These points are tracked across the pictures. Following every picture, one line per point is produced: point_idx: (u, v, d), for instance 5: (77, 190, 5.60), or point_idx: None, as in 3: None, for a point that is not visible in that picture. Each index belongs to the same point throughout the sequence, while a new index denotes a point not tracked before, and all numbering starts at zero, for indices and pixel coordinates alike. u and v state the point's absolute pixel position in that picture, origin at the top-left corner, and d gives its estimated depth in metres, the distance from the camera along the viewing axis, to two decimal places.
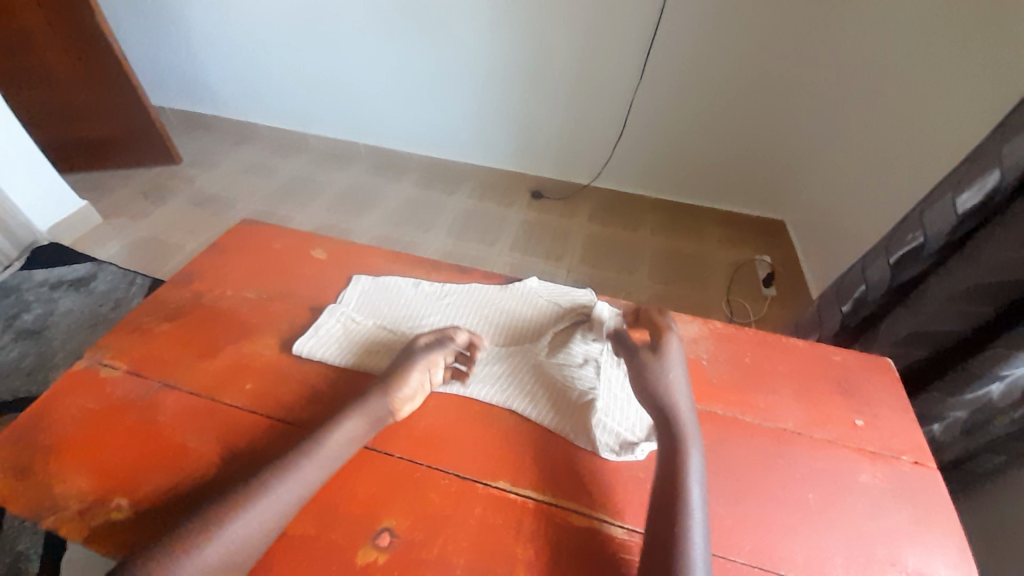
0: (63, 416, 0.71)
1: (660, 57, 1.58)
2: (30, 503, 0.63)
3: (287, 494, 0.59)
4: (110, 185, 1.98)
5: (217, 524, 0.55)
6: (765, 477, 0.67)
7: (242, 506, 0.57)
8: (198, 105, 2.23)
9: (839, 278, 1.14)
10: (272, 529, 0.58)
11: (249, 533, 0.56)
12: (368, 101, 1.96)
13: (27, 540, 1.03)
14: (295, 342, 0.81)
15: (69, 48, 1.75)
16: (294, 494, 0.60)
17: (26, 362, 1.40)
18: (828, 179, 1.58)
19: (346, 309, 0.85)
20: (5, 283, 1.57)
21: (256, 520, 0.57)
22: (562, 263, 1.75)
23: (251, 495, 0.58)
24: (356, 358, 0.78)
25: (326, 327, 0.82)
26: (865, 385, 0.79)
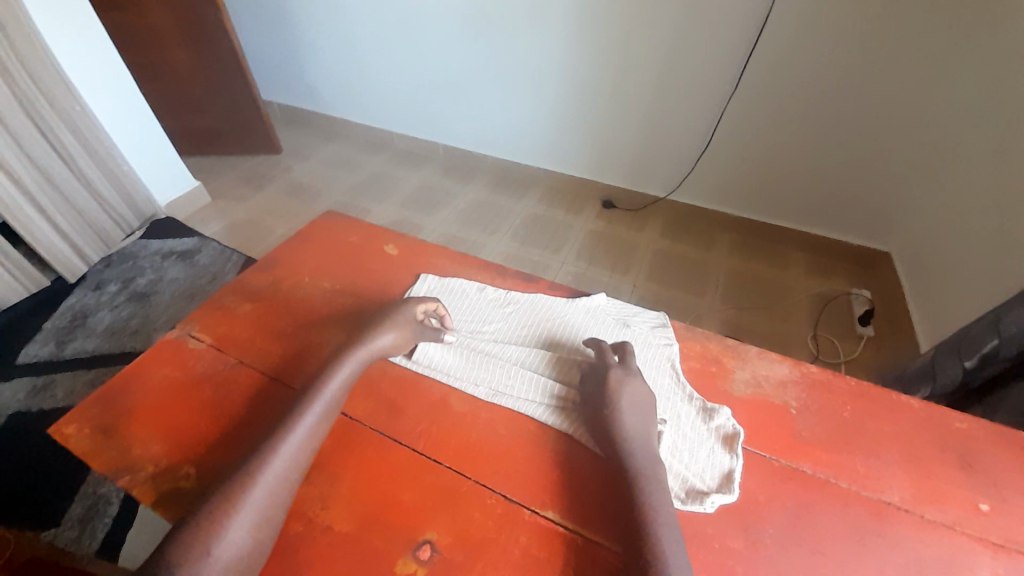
0: (151, 381, 0.77)
1: (758, 65, 1.45)
2: (112, 461, 0.68)
3: (296, 447, 0.62)
4: (217, 169, 2.18)
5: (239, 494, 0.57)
6: (856, 557, 0.58)
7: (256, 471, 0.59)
8: (298, 101, 2.40)
9: (963, 328, 0.97)
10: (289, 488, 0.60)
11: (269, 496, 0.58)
12: (449, 102, 2.01)
13: (107, 486, 1.17)
14: None
15: (194, 45, 1.95)
16: (302, 448, 0.62)
17: (133, 321, 1.57)
18: (949, 211, 1.37)
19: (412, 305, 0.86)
20: (126, 250, 1.78)
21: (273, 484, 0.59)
22: (628, 277, 1.67)
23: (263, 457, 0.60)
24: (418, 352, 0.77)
25: None
26: (994, 462, 0.66)
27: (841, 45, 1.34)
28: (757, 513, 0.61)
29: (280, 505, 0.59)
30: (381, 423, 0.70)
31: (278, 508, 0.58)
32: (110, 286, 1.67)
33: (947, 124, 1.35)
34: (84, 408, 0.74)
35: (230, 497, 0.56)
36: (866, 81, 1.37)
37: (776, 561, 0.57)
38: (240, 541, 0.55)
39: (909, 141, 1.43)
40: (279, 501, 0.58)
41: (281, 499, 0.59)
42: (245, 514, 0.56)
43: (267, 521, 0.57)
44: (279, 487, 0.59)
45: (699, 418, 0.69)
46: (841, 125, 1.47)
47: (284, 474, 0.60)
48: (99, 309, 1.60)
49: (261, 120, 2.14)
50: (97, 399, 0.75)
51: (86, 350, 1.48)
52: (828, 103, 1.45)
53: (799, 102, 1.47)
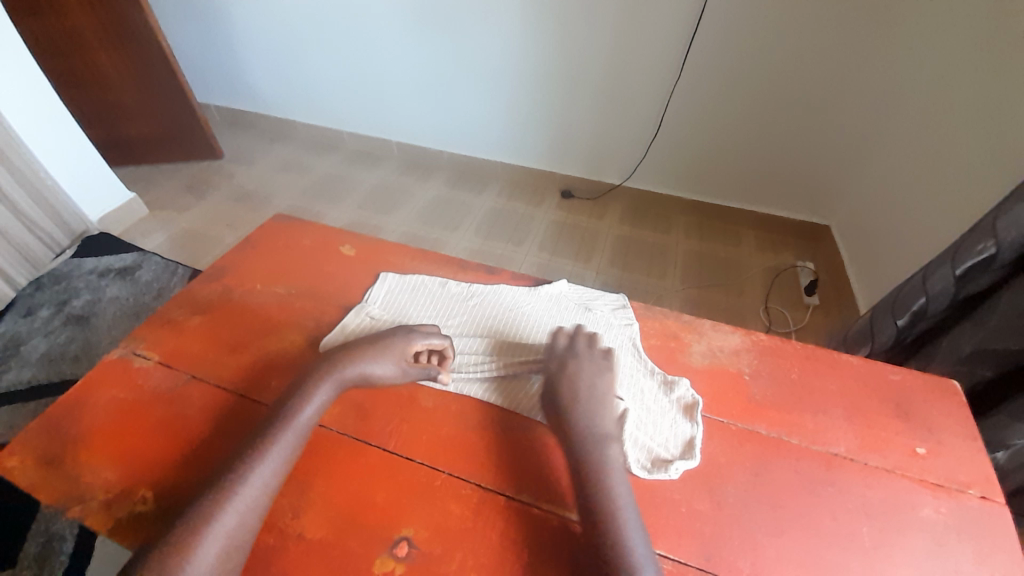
0: (96, 404, 0.72)
1: (700, 51, 1.50)
2: (60, 493, 0.64)
3: (267, 475, 0.59)
4: (156, 179, 2.06)
5: (205, 519, 0.54)
6: (812, 507, 0.62)
7: (226, 497, 0.56)
8: (240, 103, 2.29)
9: (895, 289, 1.04)
10: (262, 506, 0.57)
11: (241, 518, 0.55)
12: (399, 98, 1.97)
13: (61, 522, 1.09)
14: (322, 339, 0.80)
15: (117, 45, 1.82)
16: (278, 467, 0.60)
17: (73, 346, 1.47)
18: (880, 183, 1.47)
19: (372, 314, 0.83)
20: (57, 270, 1.65)
21: (244, 506, 0.56)
22: (591, 264, 1.71)
23: (234, 482, 0.57)
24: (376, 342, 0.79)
25: (352, 326, 0.81)
26: (927, 408, 0.72)
27: (776, 27, 1.40)
28: (722, 477, 0.64)
29: (257, 522, 0.57)
30: (350, 426, 0.69)
31: (251, 525, 0.56)
32: (42, 311, 1.55)
33: (873, 101, 1.45)
34: (24, 439, 0.69)
35: (195, 527, 0.53)
36: (799, 63, 1.45)
37: (741, 519, 0.60)
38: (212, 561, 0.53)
39: (839, 119, 1.52)
40: (252, 518, 0.56)
41: (255, 515, 0.56)
42: (218, 532, 0.54)
43: (242, 538, 0.55)
44: (256, 503, 0.57)
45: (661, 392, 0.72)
46: (780, 105, 1.55)
47: (263, 489, 0.58)
48: (32, 336, 1.48)
49: (200, 125, 2.03)
50: (38, 428, 0.70)
51: (22, 381, 1.37)
52: (767, 85, 1.52)
53: (738, 85, 1.54)
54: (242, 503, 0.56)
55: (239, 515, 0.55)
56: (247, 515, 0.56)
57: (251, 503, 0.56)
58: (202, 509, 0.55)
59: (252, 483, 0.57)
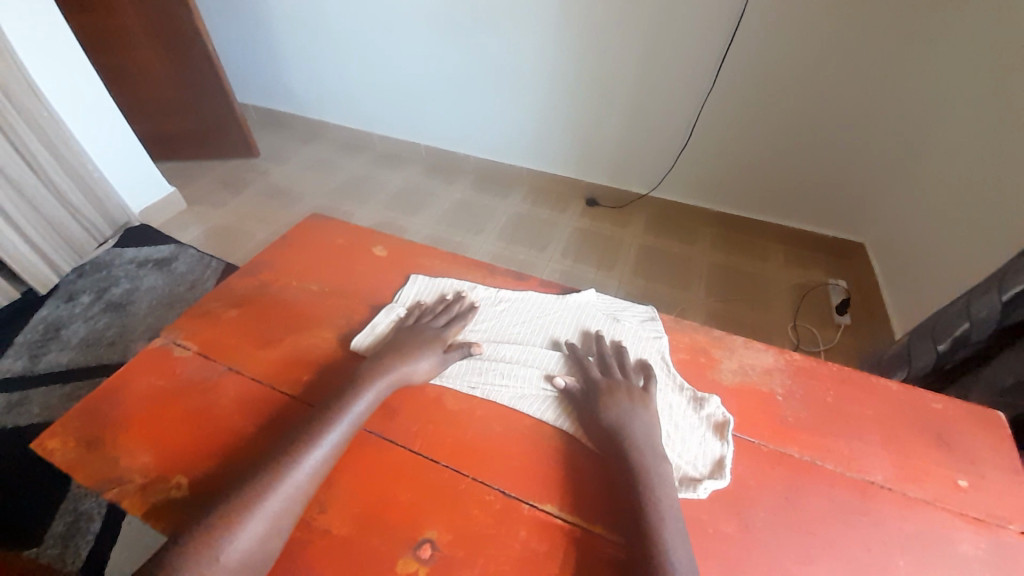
0: (136, 391, 0.75)
1: (735, 62, 1.48)
2: (99, 475, 0.66)
3: (311, 464, 0.61)
4: (194, 174, 2.14)
5: (252, 502, 0.57)
6: (842, 535, 0.60)
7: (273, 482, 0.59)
8: (276, 104, 2.36)
9: (936, 313, 1.02)
10: (303, 493, 0.60)
11: (285, 503, 0.58)
12: (429, 102, 2.00)
13: (89, 502, 1.14)
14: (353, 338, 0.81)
15: (165, 45, 1.90)
16: (326, 456, 0.63)
17: (109, 332, 1.53)
18: (920, 201, 1.42)
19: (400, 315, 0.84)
20: (99, 259, 1.73)
21: (288, 491, 0.59)
22: (613, 274, 1.70)
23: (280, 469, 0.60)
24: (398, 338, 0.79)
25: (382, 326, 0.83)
26: (969, 439, 0.69)
27: (815, 40, 1.37)
28: (749, 498, 0.63)
29: (297, 511, 0.59)
30: (377, 425, 0.70)
31: (293, 509, 0.59)
32: (83, 297, 1.62)
33: (916, 118, 1.40)
34: (65, 421, 0.72)
35: (242, 506, 0.57)
36: (839, 76, 1.41)
37: (768, 543, 0.59)
38: (252, 540, 0.56)
39: (878, 135, 1.48)
40: (295, 503, 0.59)
41: (296, 502, 0.59)
42: (262, 517, 0.57)
43: (282, 526, 0.58)
44: (302, 489, 0.60)
45: (691, 408, 0.71)
46: (817, 119, 1.51)
47: (303, 480, 0.60)
48: (72, 320, 1.55)
49: (237, 124, 2.11)
50: (80, 411, 0.73)
51: (61, 363, 1.44)
52: (802, 99, 1.49)
53: (775, 97, 1.51)
54: (289, 488, 0.59)
55: (279, 501, 0.58)
56: (288, 503, 0.59)
57: (295, 489, 0.59)
58: (244, 495, 0.58)
59: (303, 469, 0.61)
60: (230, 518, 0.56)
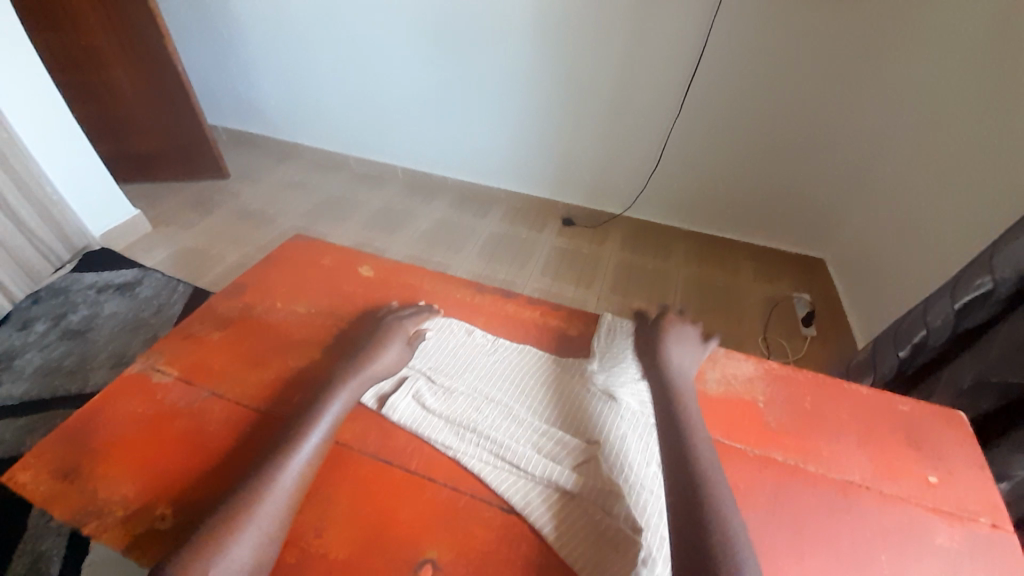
0: (114, 418, 0.72)
1: (701, 89, 1.58)
2: (75, 508, 0.62)
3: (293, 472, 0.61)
4: (161, 195, 2.07)
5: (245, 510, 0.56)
6: (830, 533, 0.63)
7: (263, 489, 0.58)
8: (249, 125, 2.34)
9: (898, 321, 1.09)
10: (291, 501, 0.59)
11: (275, 510, 0.58)
12: (406, 124, 2.02)
13: (47, 542, 1.06)
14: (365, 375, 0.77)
15: (135, 65, 1.87)
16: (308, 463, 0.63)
17: (68, 361, 1.45)
18: (873, 217, 1.53)
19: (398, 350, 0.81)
20: (57, 284, 1.64)
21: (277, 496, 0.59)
22: (592, 290, 1.73)
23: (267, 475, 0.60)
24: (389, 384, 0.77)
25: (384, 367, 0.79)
26: (935, 437, 0.74)
27: (773, 70, 1.49)
28: (741, 502, 0.65)
29: (286, 523, 0.58)
30: (373, 445, 0.69)
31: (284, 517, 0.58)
32: (39, 324, 1.53)
33: (864, 141, 1.53)
34: (39, 451, 0.68)
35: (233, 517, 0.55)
36: (796, 103, 1.53)
37: (764, 543, 0.61)
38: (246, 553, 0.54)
39: (831, 156, 1.60)
40: (284, 510, 0.58)
41: (285, 509, 0.59)
42: (257, 524, 0.56)
43: (274, 536, 0.56)
44: (288, 497, 0.59)
45: None
46: (778, 142, 1.62)
47: (288, 492, 0.60)
48: (26, 349, 1.46)
49: (208, 145, 2.07)
50: (53, 441, 0.69)
51: (14, 395, 1.35)
52: (764, 123, 1.59)
53: (739, 121, 1.61)
54: (275, 497, 0.58)
55: (267, 512, 0.57)
56: (278, 512, 0.58)
57: (281, 497, 0.59)
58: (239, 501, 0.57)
59: (287, 475, 0.60)
60: (214, 532, 0.54)
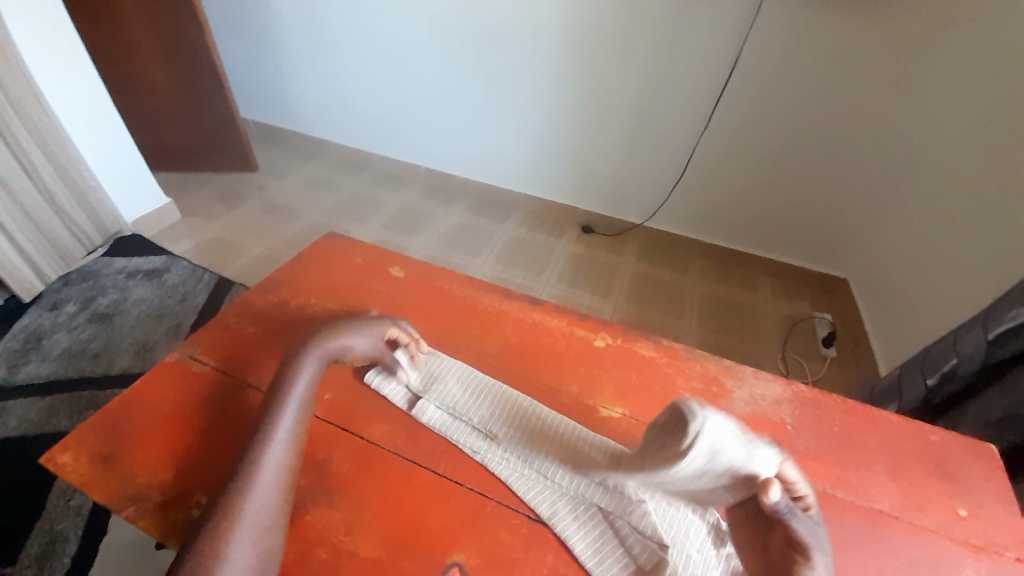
0: (152, 406, 0.74)
1: (731, 104, 1.57)
2: (116, 492, 0.65)
3: (273, 462, 0.62)
4: (191, 185, 2.13)
5: (234, 508, 0.57)
6: (856, 562, 0.62)
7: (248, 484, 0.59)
8: (278, 121, 2.38)
9: (925, 349, 1.07)
10: (283, 493, 0.61)
11: (265, 505, 0.59)
12: (431, 126, 2.05)
13: (67, 522, 1.09)
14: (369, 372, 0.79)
15: (173, 58, 1.92)
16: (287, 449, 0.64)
17: (95, 344, 1.49)
18: (902, 240, 1.51)
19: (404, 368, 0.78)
20: (88, 268, 1.70)
21: (268, 492, 0.60)
22: (609, 299, 1.74)
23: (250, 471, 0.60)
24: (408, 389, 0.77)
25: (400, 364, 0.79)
26: (967, 470, 0.72)
27: (804, 89, 1.48)
28: None
29: (281, 518, 0.60)
30: (403, 446, 0.70)
31: (278, 512, 0.59)
32: (69, 306, 1.58)
33: (895, 163, 1.50)
34: (80, 434, 0.70)
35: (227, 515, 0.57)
36: (826, 122, 1.52)
37: None
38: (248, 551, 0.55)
39: (861, 177, 1.58)
40: (278, 506, 0.60)
41: (274, 506, 0.59)
42: (249, 523, 0.57)
43: (272, 531, 0.58)
44: (277, 490, 0.61)
45: (711, 541, 0.61)
46: (805, 160, 1.61)
47: (274, 487, 0.60)
48: (55, 331, 1.51)
49: (239, 139, 2.12)
50: (94, 426, 0.71)
51: (42, 375, 1.39)
52: (793, 142, 1.59)
53: (767, 137, 1.60)
54: (262, 493, 0.59)
55: (255, 512, 0.58)
56: (267, 509, 0.59)
57: (270, 492, 0.60)
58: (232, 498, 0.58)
59: (267, 467, 0.61)
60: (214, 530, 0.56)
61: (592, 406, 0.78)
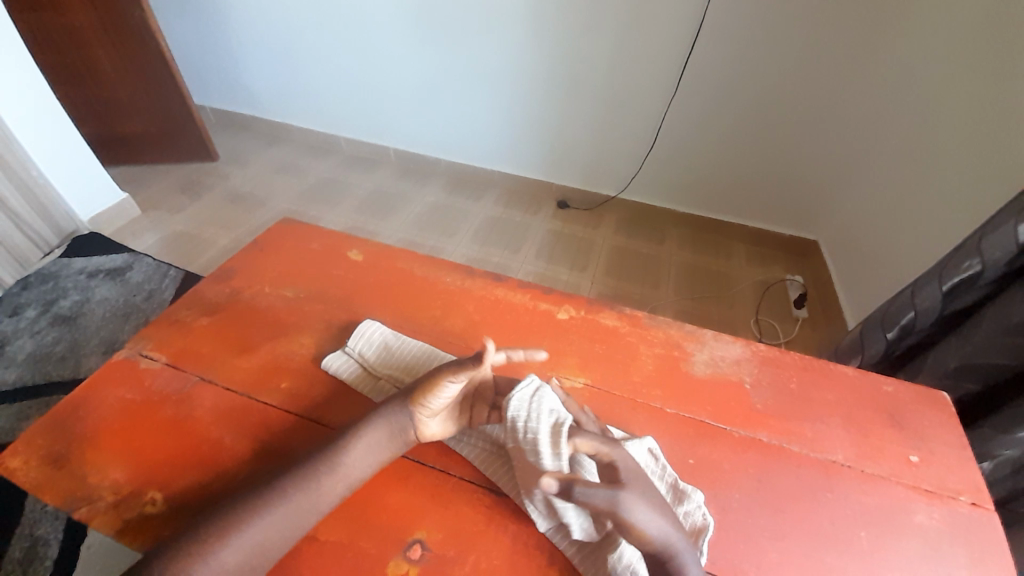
0: (101, 405, 0.71)
1: (696, 68, 1.55)
2: (67, 493, 0.63)
3: (326, 489, 0.58)
4: (149, 179, 2.04)
5: (245, 521, 0.54)
6: (812, 513, 0.64)
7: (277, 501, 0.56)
8: (237, 106, 2.28)
9: (884, 304, 1.08)
10: (310, 518, 0.57)
11: (285, 525, 0.55)
12: (397, 105, 1.98)
13: (46, 526, 1.07)
14: (325, 356, 0.78)
15: (114, 44, 1.81)
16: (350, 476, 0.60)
17: (59, 348, 1.44)
18: (867, 199, 1.52)
19: (361, 354, 0.77)
20: (45, 269, 1.62)
21: (295, 511, 0.56)
22: (586, 273, 1.73)
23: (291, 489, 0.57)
24: (362, 374, 0.76)
25: (360, 348, 0.78)
26: (920, 418, 0.74)
27: (767, 50, 1.46)
28: (725, 482, 0.66)
29: (288, 541, 0.56)
30: None
31: (293, 532, 0.56)
32: (29, 310, 1.52)
33: (860, 121, 1.50)
34: (27, 438, 0.68)
35: (231, 528, 0.53)
36: (791, 83, 1.50)
37: (743, 524, 0.63)
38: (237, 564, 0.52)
39: (827, 137, 1.58)
40: (295, 527, 0.56)
41: (291, 532, 0.56)
42: (256, 535, 0.54)
43: (273, 549, 0.55)
44: (307, 513, 0.57)
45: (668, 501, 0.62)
46: (772, 123, 1.60)
47: (298, 515, 0.56)
48: (19, 335, 1.46)
49: (196, 126, 2.02)
50: (41, 427, 0.69)
51: (7, 381, 1.35)
52: (760, 105, 1.57)
53: (733, 102, 1.59)
54: (288, 511, 0.56)
55: (272, 529, 0.54)
56: (282, 528, 0.55)
57: (295, 513, 0.56)
58: (241, 508, 0.55)
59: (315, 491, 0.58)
60: (185, 562, 0.50)
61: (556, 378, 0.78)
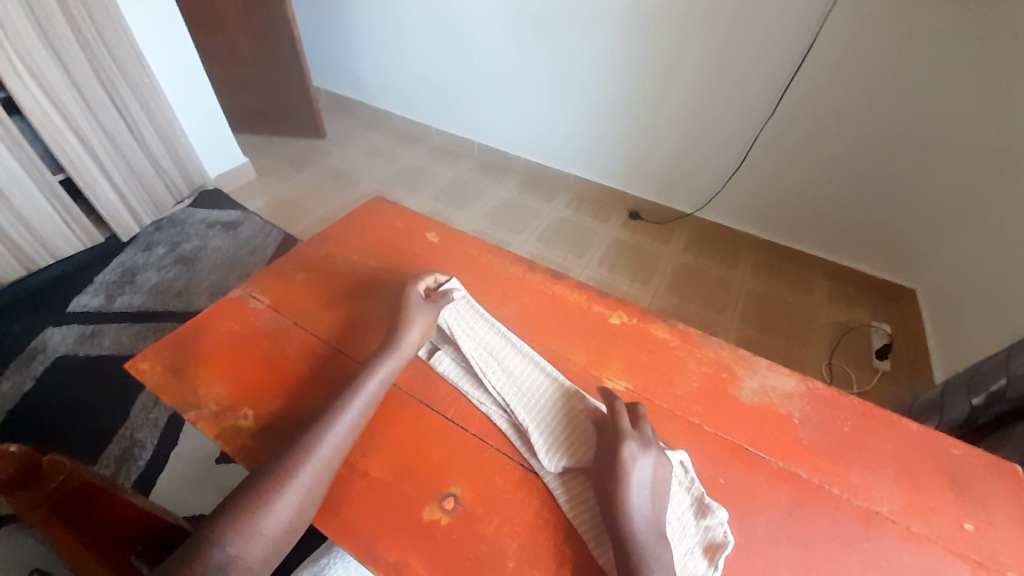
0: (214, 332, 0.86)
1: (797, 93, 1.48)
2: (181, 398, 0.77)
3: (347, 422, 0.68)
4: (266, 148, 2.31)
5: (307, 446, 0.65)
6: (839, 555, 0.63)
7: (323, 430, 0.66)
8: (346, 91, 2.51)
9: (972, 368, 1.02)
10: (344, 446, 0.67)
11: (330, 454, 0.65)
12: (488, 102, 2.09)
13: (143, 432, 1.29)
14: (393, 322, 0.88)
15: (256, 28, 2.08)
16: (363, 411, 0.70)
17: (176, 284, 1.69)
18: (976, 251, 1.38)
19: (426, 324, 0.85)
20: (176, 216, 1.91)
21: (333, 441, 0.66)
22: (647, 287, 1.73)
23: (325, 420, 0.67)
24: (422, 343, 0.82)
25: None
26: (984, 486, 0.69)
27: (879, 79, 1.37)
28: (753, 507, 0.67)
29: (334, 469, 0.65)
30: (418, 391, 0.77)
31: (335, 461, 0.65)
32: (159, 248, 1.80)
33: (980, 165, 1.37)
34: (156, 349, 0.83)
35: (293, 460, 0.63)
36: (902, 117, 1.40)
37: (764, 551, 0.63)
38: (299, 495, 0.61)
39: (938, 179, 1.44)
40: (336, 456, 0.66)
41: (329, 466, 0.65)
42: (311, 468, 0.63)
43: (323, 479, 0.64)
44: (342, 442, 0.67)
45: (691, 513, 0.64)
46: (874, 157, 1.49)
47: (336, 445, 0.66)
48: (148, 268, 1.73)
49: (310, 106, 2.26)
50: (166, 342, 0.84)
51: (133, 305, 1.61)
52: (862, 137, 1.48)
53: (834, 130, 1.50)
54: (333, 443, 0.66)
55: (320, 458, 0.64)
56: (329, 458, 0.65)
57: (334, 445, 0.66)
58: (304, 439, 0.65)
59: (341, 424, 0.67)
60: (251, 509, 0.58)
61: (598, 378, 0.81)
